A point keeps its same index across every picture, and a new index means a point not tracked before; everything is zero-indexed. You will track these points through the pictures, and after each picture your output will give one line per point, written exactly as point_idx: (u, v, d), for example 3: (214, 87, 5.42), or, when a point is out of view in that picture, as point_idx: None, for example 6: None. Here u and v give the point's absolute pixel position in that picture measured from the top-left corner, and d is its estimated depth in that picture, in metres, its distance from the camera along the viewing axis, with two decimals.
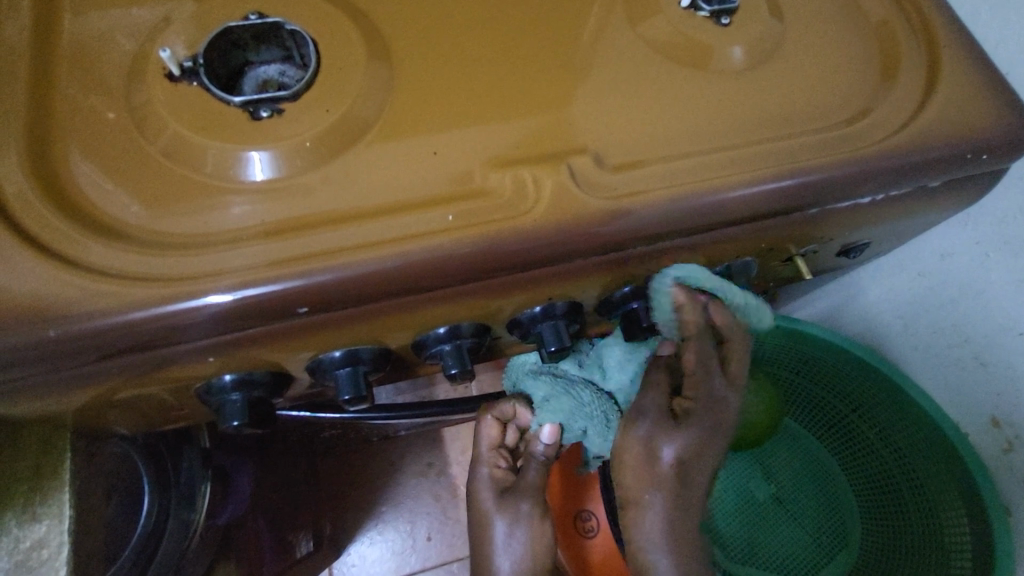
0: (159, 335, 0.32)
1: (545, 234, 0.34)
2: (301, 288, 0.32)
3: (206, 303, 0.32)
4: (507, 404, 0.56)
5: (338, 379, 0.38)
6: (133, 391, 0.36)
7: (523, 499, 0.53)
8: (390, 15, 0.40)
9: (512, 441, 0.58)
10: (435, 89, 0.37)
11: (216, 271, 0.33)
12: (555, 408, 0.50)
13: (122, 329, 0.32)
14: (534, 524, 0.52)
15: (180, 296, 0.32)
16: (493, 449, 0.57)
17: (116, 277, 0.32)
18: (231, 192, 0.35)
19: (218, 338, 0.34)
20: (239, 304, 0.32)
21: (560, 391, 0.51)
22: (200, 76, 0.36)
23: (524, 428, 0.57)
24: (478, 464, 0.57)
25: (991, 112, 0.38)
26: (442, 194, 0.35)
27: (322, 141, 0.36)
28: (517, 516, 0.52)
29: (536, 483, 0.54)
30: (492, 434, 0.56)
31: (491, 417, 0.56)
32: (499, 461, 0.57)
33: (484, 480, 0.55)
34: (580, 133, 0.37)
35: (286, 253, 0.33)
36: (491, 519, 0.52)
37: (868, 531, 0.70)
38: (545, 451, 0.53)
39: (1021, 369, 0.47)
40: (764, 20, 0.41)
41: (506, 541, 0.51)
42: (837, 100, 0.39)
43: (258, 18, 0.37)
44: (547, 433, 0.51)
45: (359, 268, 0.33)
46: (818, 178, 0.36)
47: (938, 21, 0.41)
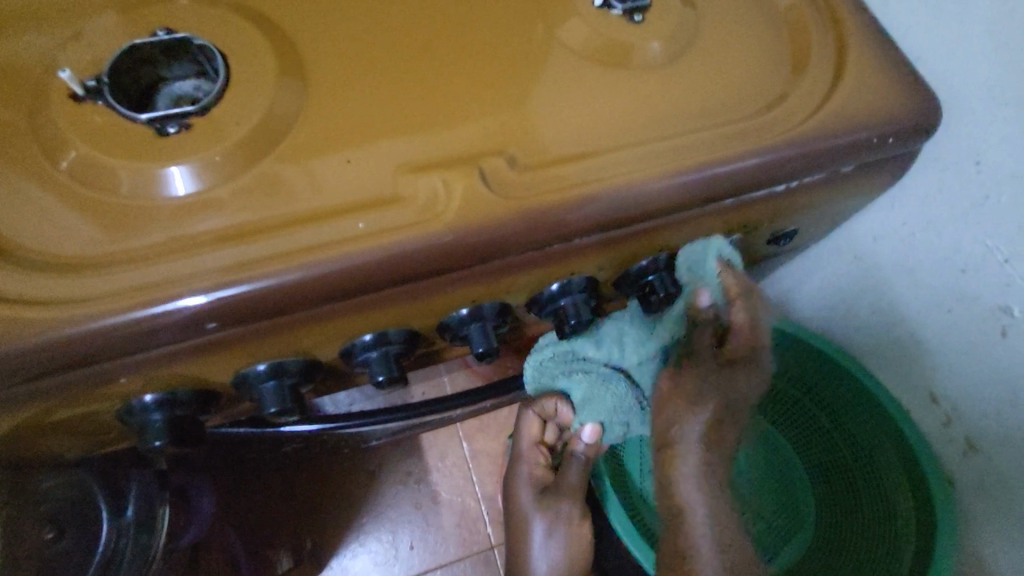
0: (133, 344, 0.32)
1: (457, 238, 0.34)
2: (207, 305, 0.32)
3: (182, 305, 0.32)
4: (551, 402, 0.56)
5: (263, 393, 0.37)
6: (57, 415, 0.36)
7: (564, 501, 0.58)
8: (303, 27, 0.40)
9: (551, 440, 0.60)
10: (348, 100, 0.38)
11: (191, 274, 0.33)
12: (597, 409, 0.52)
13: (54, 347, 0.31)
14: (572, 526, 0.58)
15: (152, 302, 0.32)
16: (534, 446, 0.60)
17: (26, 302, 0.32)
18: (143, 209, 0.35)
19: (191, 342, 0.34)
20: (218, 304, 0.32)
21: (599, 390, 0.50)
22: (105, 95, 0.36)
23: (565, 426, 0.58)
24: (519, 460, 0.60)
25: (897, 95, 0.39)
26: (355, 203, 0.35)
27: (233, 155, 0.36)
28: (557, 515, 0.58)
29: (576, 486, 0.58)
30: (532, 432, 0.58)
31: (533, 414, 0.58)
32: (538, 457, 0.60)
33: (525, 477, 0.59)
34: (494, 135, 0.37)
35: (245, 257, 0.33)
36: (532, 516, 0.58)
37: (824, 511, 0.71)
38: (585, 451, 0.56)
39: (951, 345, 0.48)
40: (675, 16, 0.41)
41: (545, 540, 0.58)
42: (750, 89, 0.40)
43: (165, 34, 0.37)
44: (587, 433, 0.53)
45: (268, 282, 0.32)
46: (729, 169, 0.37)
47: (846, 8, 0.42)
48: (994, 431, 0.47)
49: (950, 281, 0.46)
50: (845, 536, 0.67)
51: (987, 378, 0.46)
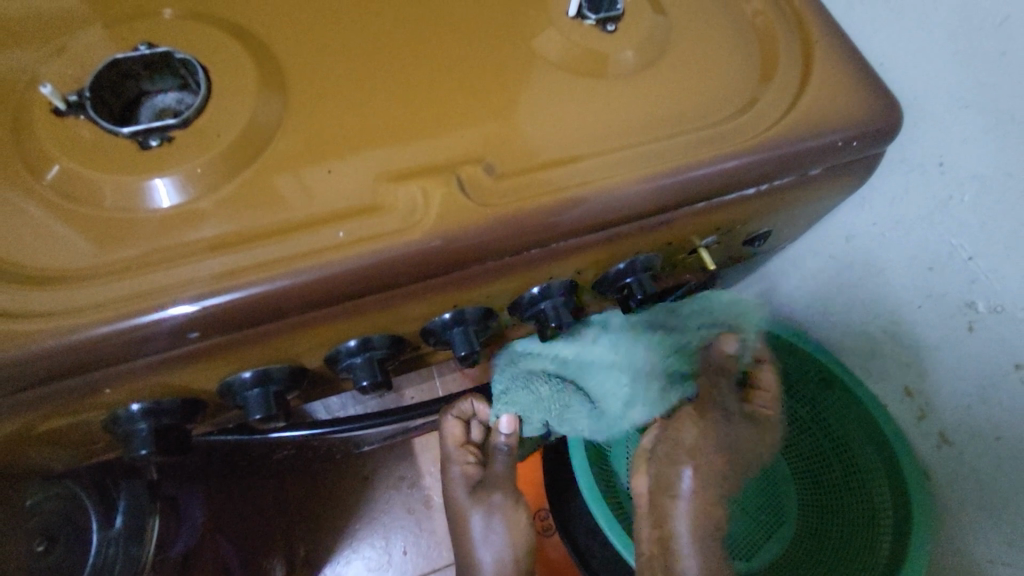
0: (123, 353, 0.33)
1: (435, 245, 0.35)
2: (192, 316, 0.33)
3: (170, 314, 0.32)
4: (466, 402, 0.61)
5: (249, 401, 0.38)
6: (44, 427, 0.36)
7: (494, 492, 0.58)
8: (284, 41, 0.41)
9: (479, 437, 0.62)
10: (329, 112, 0.38)
11: (183, 282, 0.33)
12: (513, 402, 0.54)
13: (41, 358, 0.32)
14: (508, 514, 0.58)
15: (139, 311, 0.32)
16: (461, 447, 0.61)
17: (10, 315, 0.32)
18: (126, 221, 0.35)
19: (180, 350, 0.34)
20: (205, 312, 0.33)
21: (520, 386, 0.53)
22: (87, 109, 0.36)
23: (486, 422, 0.61)
24: (450, 463, 0.61)
25: (861, 99, 0.41)
26: (336, 213, 0.36)
27: (215, 168, 0.36)
28: (492, 510, 0.57)
29: (504, 473, 0.58)
30: (456, 434, 0.60)
31: (453, 416, 0.61)
32: (467, 457, 0.60)
33: (457, 477, 0.59)
34: (472, 144, 0.38)
35: (233, 265, 0.34)
36: (468, 512, 0.58)
37: (806, 506, 0.72)
38: (507, 442, 0.58)
39: (921, 340, 0.50)
40: (647, 26, 0.43)
41: (484, 533, 0.58)
42: (721, 95, 0.41)
43: (147, 49, 0.38)
44: (505, 425, 0.56)
45: (251, 293, 0.33)
46: (700, 174, 0.38)
47: (812, 16, 0.44)
48: (965, 423, 0.48)
49: (918, 278, 0.48)
50: (827, 529, 0.69)
51: (956, 373, 0.47)
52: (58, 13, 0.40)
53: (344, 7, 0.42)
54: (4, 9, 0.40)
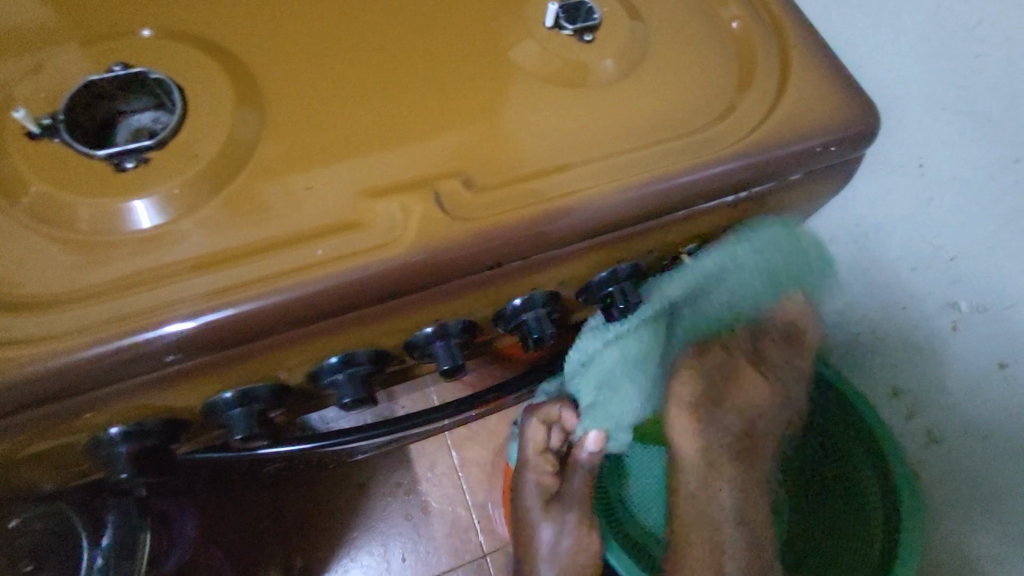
0: (100, 378, 0.33)
1: (416, 260, 0.35)
2: (193, 331, 0.33)
3: (167, 331, 0.33)
4: (553, 407, 0.54)
5: (231, 420, 0.38)
6: (21, 454, 0.36)
7: (569, 509, 0.56)
8: (261, 57, 0.41)
9: (558, 445, 0.56)
10: (308, 129, 0.38)
11: (175, 301, 0.33)
12: (603, 416, 0.53)
13: (16, 387, 0.32)
14: (578, 532, 0.57)
15: (137, 329, 0.32)
16: (539, 453, 0.56)
17: None
18: (102, 243, 0.35)
19: (175, 367, 0.34)
20: (205, 327, 0.33)
21: (608, 400, 0.52)
22: (61, 132, 0.36)
23: (570, 428, 0.55)
24: (524, 467, 0.57)
25: (838, 104, 0.41)
26: (314, 230, 0.36)
27: (192, 187, 0.36)
28: (564, 524, 0.56)
29: (579, 493, 0.57)
30: (538, 439, 0.55)
31: (538, 420, 0.54)
32: (545, 466, 0.56)
33: (531, 485, 0.56)
34: (450, 157, 0.38)
35: (229, 281, 0.34)
36: (537, 524, 0.56)
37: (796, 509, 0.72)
38: (589, 458, 0.57)
39: (906, 341, 0.50)
40: (624, 35, 0.43)
41: (552, 545, 0.56)
42: (699, 103, 0.41)
43: (122, 70, 0.38)
44: (592, 441, 0.55)
45: (230, 314, 0.33)
46: (680, 183, 0.38)
47: (788, 21, 0.44)
48: (953, 421, 0.48)
49: (898, 280, 0.48)
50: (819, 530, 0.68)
51: (942, 373, 0.48)
52: (31, 32, 0.40)
53: (322, 23, 0.42)
54: None
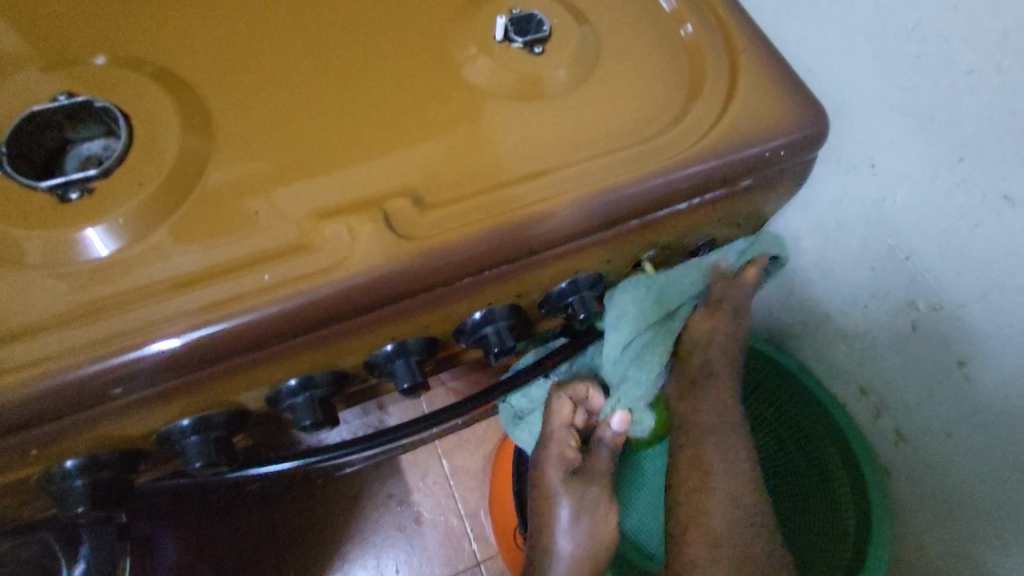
0: (46, 412, 0.33)
1: (365, 282, 0.35)
2: (180, 349, 0.33)
3: (155, 349, 0.33)
4: (582, 386, 0.52)
5: (188, 449, 0.37)
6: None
7: (593, 485, 0.50)
8: (211, 83, 0.41)
9: (583, 424, 0.53)
10: (259, 152, 0.38)
11: (165, 318, 0.33)
12: (630, 394, 0.48)
13: None
14: (599, 511, 0.50)
15: (125, 348, 0.33)
16: (564, 429, 0.51)
17: None
18: (48, 275, 0.35)
19: (160, 386, 0.34)
20: (188, 346, 0.33)
21: (639, 368, 0.47)
22: (3, 165, 0.36)
23: (595, 412, 0.53)
24: (547, 440, 0.52)
25: (785, 109, 0.41)
26: (264, 255, 0.36)
27: (141, 216, 0.36)
28: (584, 503, 0.49)
29: (605, 470, 0.51)
30: (564, 415, 0.51)
31: (565, 396, 0.51)
32: (569, 441, 0.51)
33: (552, 458, 0.51)
34: (400, 176, 0.38)
35: (218, 297, 0.34)
36: (555, 500, 0.50)
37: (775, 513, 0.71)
38: (613, 438, 0.51)
39: (872, 338, 0.50)
40: (573, 46, 0.43)
41: (569, 524, 0.49)
42: (649, 112, 0.41)
43: (65, 99, 0.38)
44: (618, 421, 0.49)
45: (199, 336, 0.33)
46: (630, 193, 0.38)
47: (737, 27, 0.44)
48: (920, 420, 0.49)
49: (859, 279, 0.49)
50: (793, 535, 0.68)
51: (905, 370, 0.48)
52: None
53: (268, 51, 0.42)
54: None
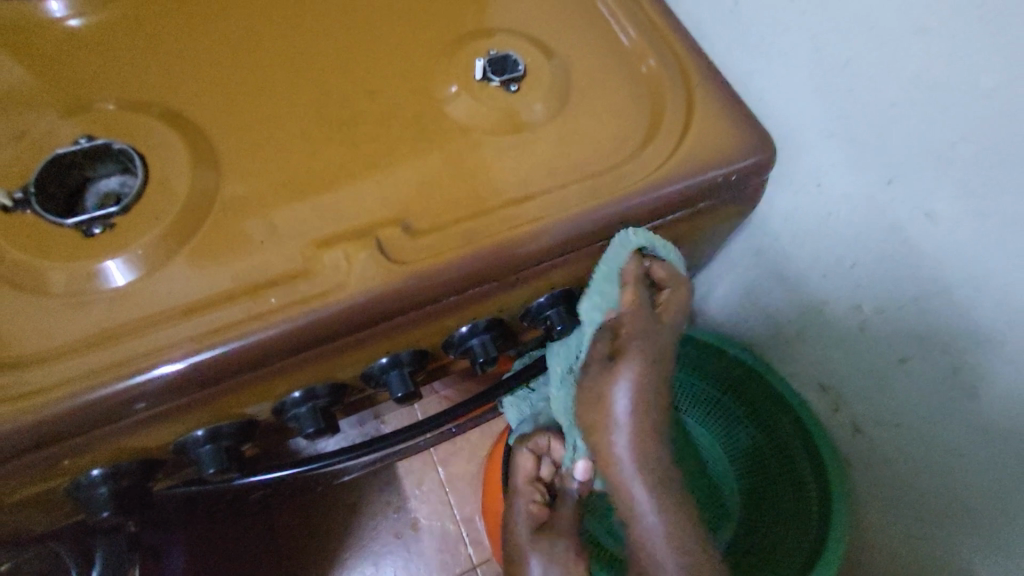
0: (74, 427, 0.36)
1: (361, 303, 0.39)
2: (180, 371, 0.37)
3: (160, 372, 0.36)
4: (542, 438, 0.58)
5: (202, 457, 0.41)
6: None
7: (558, 538, 0.51)
8: (216, 124, 0.45)
9: (548, 474, 0.57)
10: (262, 186, 0.43)
11: (171, 343, 0.37)
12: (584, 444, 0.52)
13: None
14: (571, 569, 0.50)
15: (130, 373, 0.36)
16: (528, 483, 0.56)
17: None
18: (72, 303, 0.39)
19: (172, 402, 0.38)
20: (202, 365, 0.37)
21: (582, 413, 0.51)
22: (33, 204, 0.40)
23: (559, 462, 0.57)
24: (517, 496, 0.56)
25: (737, 138, 0.46)
26: (269, 280, 0.40)
27: (157, 247, 0.40)
28: (553, 557, 0.50)
29: (571, 522, 0.52)
30: (527, 467, 0.57)
31: (527, 449, 0.58)
32: (535, 494, 0.55)
33: (520, 513, 0.54)
34: (391, 206, 0.42)
35: (220, 323, 0.38)
36: (525, 556, 0.51)
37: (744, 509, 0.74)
38: (579, 488, 0.53)
39: (827, 341, 0.55)
40: (545, 84, 0.48)
41: None
42: (614, 142, 0.46)
43: (87, 142, 0.42)
44: (580, 471, 0.51)
45: (203, 357, 0.37)
46: (598, 216, 0.43)
47: (693, 63, 0.49)
48: (873, 414, 0.53)
49: (811, 287, 0.54)
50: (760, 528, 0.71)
51: (859, 367, 0.53)
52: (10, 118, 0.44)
53: (266, 94, 0.47)
54: None
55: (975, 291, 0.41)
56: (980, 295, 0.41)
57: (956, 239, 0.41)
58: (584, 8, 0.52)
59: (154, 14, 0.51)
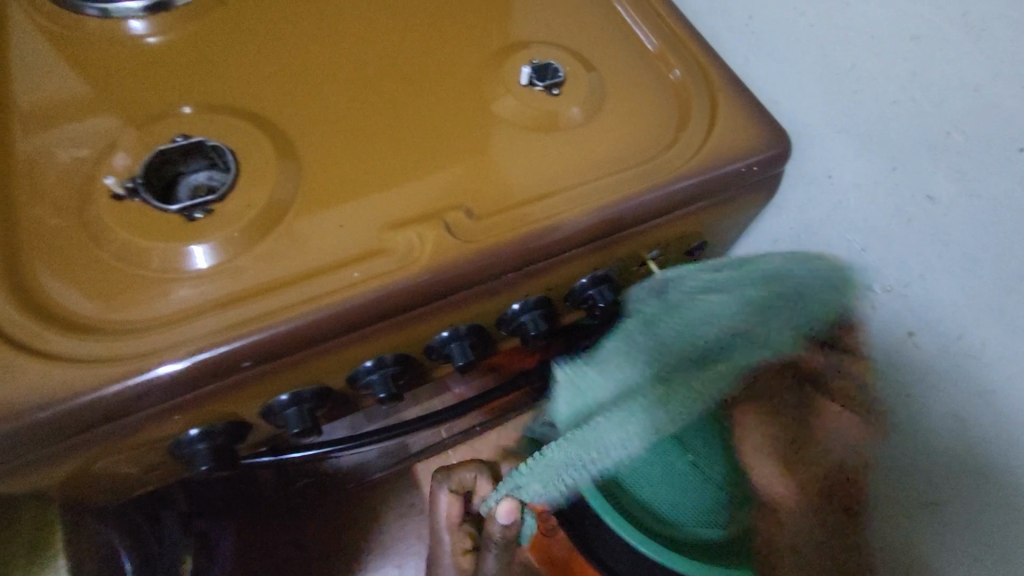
0: (183, 385, 0.41)
1: (432, 276, 0.44)
2: (185, 369, 0.40)
3: (161, 372, 0.40)
4: (467, 473, 0.63)
5: (288, 418, 0.46)
6: (101, 461, 0.43)
7: None
8: (295, 124, 0.51)
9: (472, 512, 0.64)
10: (338, 177, 0.48)
11: (176, 343, 0.41)
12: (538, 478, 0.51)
13: (117, 397, 0.39)
14: None
15: (141, 370, 0.40)
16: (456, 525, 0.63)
17: (79, 362, 0.40)
18: (176, 279, 0.44)
19: (263, 368, 0.43)
20: (296, 328, 0.42)
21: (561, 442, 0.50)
22: (140, 192, 0.46)
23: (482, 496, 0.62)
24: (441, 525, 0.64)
25: (755, 133, 0.52)
26: (350, 257, 0.45)
27: (249, 229, 0.45)
28: None
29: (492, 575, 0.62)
30: (454, 510, 0.62)
31: (447, 490, 0.62)
32: (462, 531, 0.63)
33: (445, 544, 0.63)
34: (455, 195, 0.48)
35: (302, 296, 0.43)
36: None
37: None
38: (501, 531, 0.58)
39: None
40: (585, 88, 0.53)
41: None
42: (647, 140, 0.52)
43: (184, 139, 0.49)
44: (503, 513, 0.56)
45: (246, 342, 0.41)
46: (639, 201, 0.48)
47: (714, 69, 0.55)
48: None
49: None
50: None
51: None
52: (115, 121, 0.51)
53: (323, 104, 0.52)
54: (76, 119, 0.51)
55: (972, 266, 0.46)
56: (976, 269, 0.46)
57: (953, 220, 0.46)
58: (614, 23, 0.58)
59: (228, 29, 0.57)
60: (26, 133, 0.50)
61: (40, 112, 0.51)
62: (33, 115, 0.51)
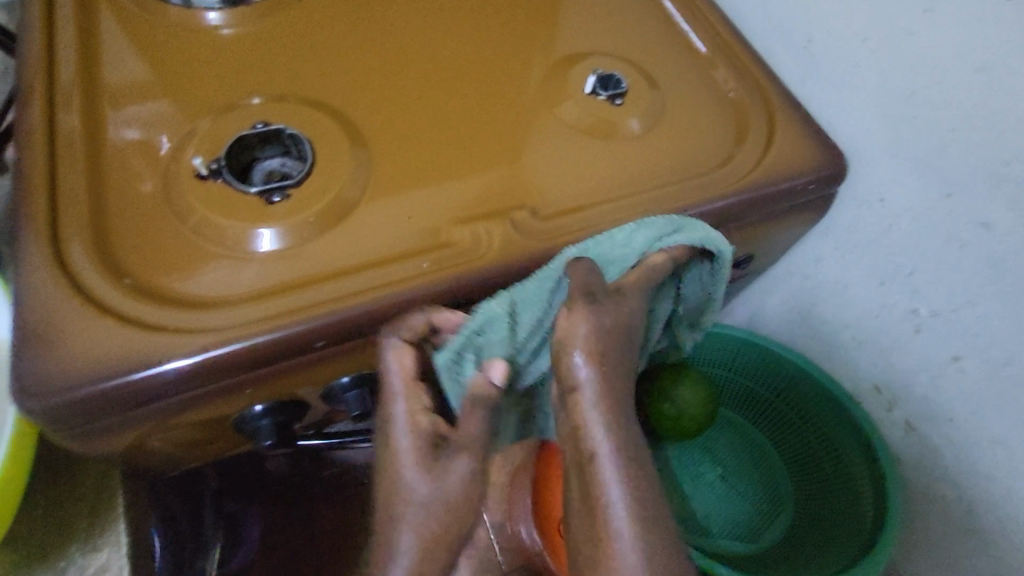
0: (252, 361, 0.42)
1: (500, 270, 0.45)
2: (192, 366, 0.40)
3: (171, 366, 0.40)
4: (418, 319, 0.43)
5: (348, 400, 0.48)
6: (165, 430, 0.44)
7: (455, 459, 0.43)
8: (367, 118, 0.53)
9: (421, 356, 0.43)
10: (408, 171, 0.50)
11: (203, 329, 0.42)
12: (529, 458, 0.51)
13: (194, 370, 0.41)
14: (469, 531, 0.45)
15: (167, 357, 0.40)
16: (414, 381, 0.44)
17: (149, 331, 0.41)
18: (250, 258, 0.45)
19: (322, 351, 0.44)
20: (368, 312, 0.43)
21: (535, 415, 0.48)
22: (223, 174, 0.48)
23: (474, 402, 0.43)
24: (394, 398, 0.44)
25: (813, 152, 0.53)
26: (418, 247, 0.46)
27: (325, 215, 0.47)
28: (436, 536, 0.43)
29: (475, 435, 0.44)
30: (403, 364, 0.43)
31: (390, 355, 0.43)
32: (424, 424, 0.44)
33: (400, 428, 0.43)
34: (521, 195, 0.49)
35: (371, 282, 0.44)
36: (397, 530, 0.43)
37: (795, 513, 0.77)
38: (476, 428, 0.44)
39: (882, 339, 0.61)
40: (646, 100, 0.55)
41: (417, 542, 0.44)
42: (706, 153, 0.53)
43: (264, 127, 0.51)
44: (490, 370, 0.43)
45: (319, 322, 0.42)
46: (700, 211, 0.49)
47: (772, 88, 0.57)
48: (927, 409, 0.59)
49: (870, 292, 0.60)
50: (812, 529, 0.75)
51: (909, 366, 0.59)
52: (197, 104, 0.53)
53: (393, 101, 0.54)
54: (159, 101, 0.53)
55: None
56: None
57: (1007, 249, 0.48)
58: (674, 39, 0.60)
59: (301, 23, 0.59)
60: (112, 112, 0.52)
61: (124, 92, 0.54)
62: (118, 95, 0.53)
